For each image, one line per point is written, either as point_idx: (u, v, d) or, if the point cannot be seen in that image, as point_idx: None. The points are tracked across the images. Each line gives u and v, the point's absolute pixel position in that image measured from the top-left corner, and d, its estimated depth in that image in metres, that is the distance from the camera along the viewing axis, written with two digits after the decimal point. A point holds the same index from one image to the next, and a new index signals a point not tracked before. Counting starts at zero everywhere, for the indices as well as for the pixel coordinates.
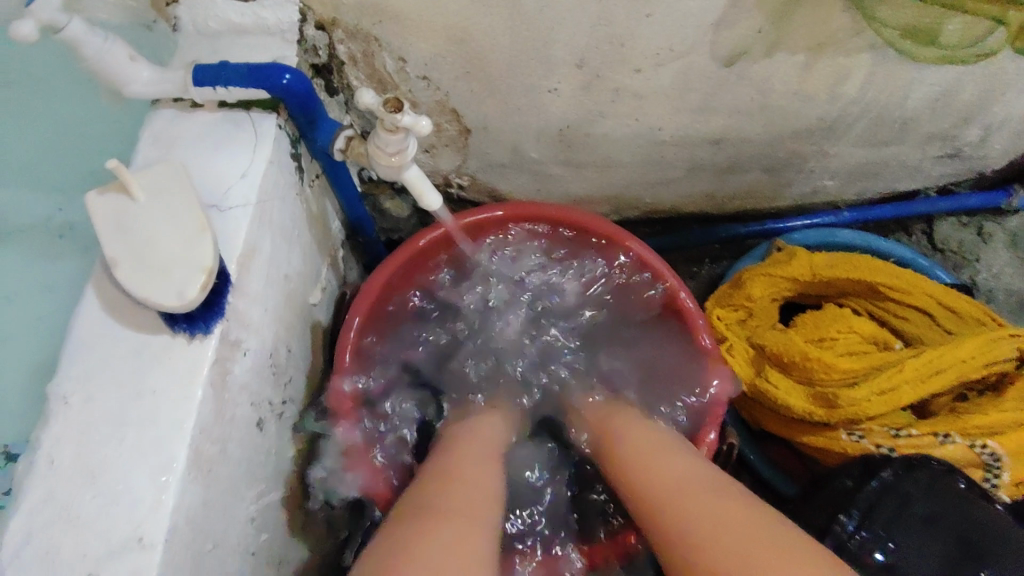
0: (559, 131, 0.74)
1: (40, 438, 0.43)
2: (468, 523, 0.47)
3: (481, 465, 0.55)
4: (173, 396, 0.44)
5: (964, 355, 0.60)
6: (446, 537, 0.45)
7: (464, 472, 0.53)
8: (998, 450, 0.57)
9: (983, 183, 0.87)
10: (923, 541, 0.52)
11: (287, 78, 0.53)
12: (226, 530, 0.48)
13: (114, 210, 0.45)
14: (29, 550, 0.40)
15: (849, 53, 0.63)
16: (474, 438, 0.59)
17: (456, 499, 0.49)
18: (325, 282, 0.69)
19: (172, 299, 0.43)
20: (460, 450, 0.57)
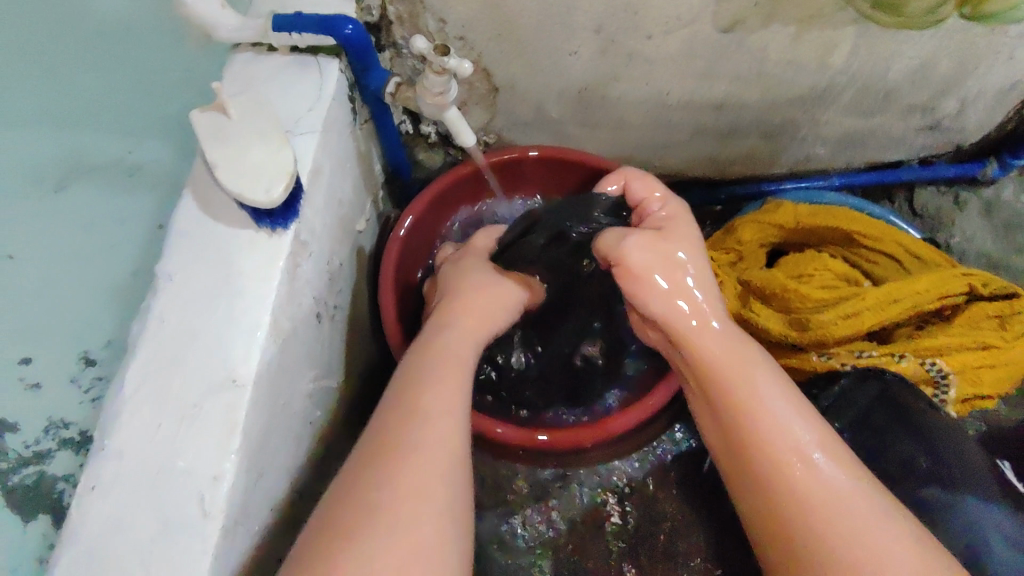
0: (577, 91, 0.84)
1: (152, 305, 0.53)
2: (429, 452, 0.50)
3: (440, 375, 0.55)
4: (259, 277, 0.54)
5: (920, 288, 0.69)
6: (401, 469, 0.48)
7: (416, 389, 0.54)
8: (945, 368, 0.66)
9: (962, 155, 0.96)
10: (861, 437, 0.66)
11: (349, 29, 0.63)
12: (292, 396, 0.58)
13: (213, 125, 0.56)
14: (147, 387, 0.50)
15: (835, 26, 0.72)
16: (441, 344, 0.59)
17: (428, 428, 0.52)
18: (368, 214, 0.80)
19: (261, 197, 0.53)
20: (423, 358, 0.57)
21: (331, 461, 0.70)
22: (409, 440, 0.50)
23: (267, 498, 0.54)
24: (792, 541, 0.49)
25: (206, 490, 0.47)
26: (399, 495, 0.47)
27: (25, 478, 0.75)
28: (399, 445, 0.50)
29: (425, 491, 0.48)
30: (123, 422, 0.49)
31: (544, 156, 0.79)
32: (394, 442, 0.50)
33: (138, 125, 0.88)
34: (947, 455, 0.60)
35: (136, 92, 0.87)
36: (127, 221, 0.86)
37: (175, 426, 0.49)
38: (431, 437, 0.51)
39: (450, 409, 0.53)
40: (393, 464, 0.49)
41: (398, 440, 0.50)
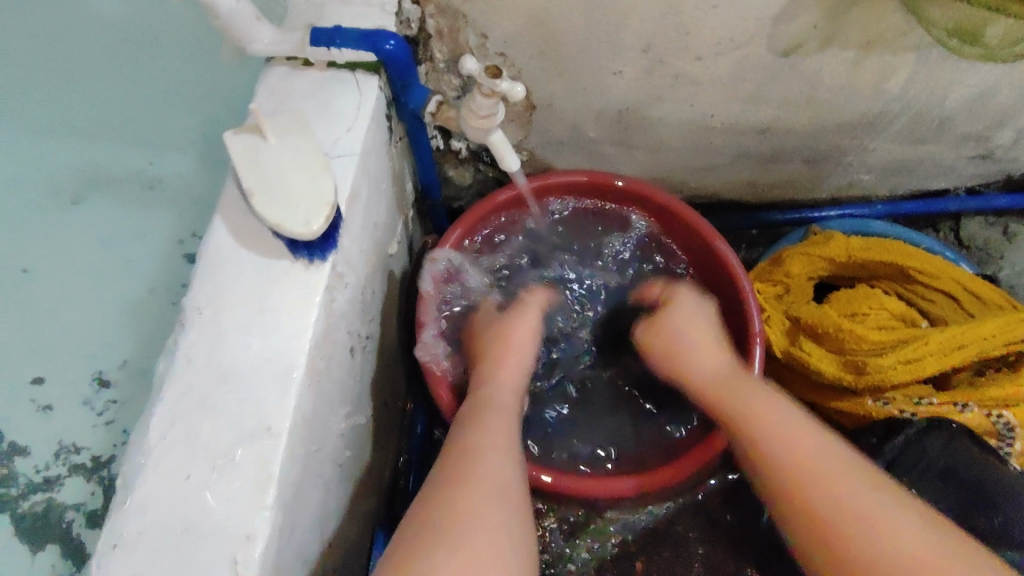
0: (617, 112, 0.78)
1: (180, 340, 0.49)
2: (487, 478, 0.50)
3: (497, 417, 0.57)
4: (293, 313, 0.50)
5: (986, 333, 0.66)
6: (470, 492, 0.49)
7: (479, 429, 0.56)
8: (1011, 421, 0.63)
9: (1011, 185, 0.92)
10: (939, 487, 0.60)
11: (391, 44, 0.60)
12: (324, 438, 0.55)
13: (248, 148, 0.52)
14: (174, 432, 0.46)
15: (897, 51, 0.67)
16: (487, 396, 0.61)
17: (492, 453, 0.53)
18: (399, 236, 0.76)
19: (300, 227, 0.50)
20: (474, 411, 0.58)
21: (357, 500, 0.67)
22: (471, 472, 0.50)
23: (298, 553, 0.50)
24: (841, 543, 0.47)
25: (238, 551, 0.43)
26: (465, 510, 0.47)
27: (35, 506, 0.73)
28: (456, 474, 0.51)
29: (486, 522, 0.47)
30: (148, 470, 0.45)
31: (627, 189, 0.76)
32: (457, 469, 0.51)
33: (152, 138, 0.85)
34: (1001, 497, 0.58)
35: (151, 106, 0.85)
36: (146, 236, 0.83)
37: (204, 475, 0.45)
38: (491, 465, 0.51)
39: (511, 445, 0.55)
40: (452, 501, 0.48)
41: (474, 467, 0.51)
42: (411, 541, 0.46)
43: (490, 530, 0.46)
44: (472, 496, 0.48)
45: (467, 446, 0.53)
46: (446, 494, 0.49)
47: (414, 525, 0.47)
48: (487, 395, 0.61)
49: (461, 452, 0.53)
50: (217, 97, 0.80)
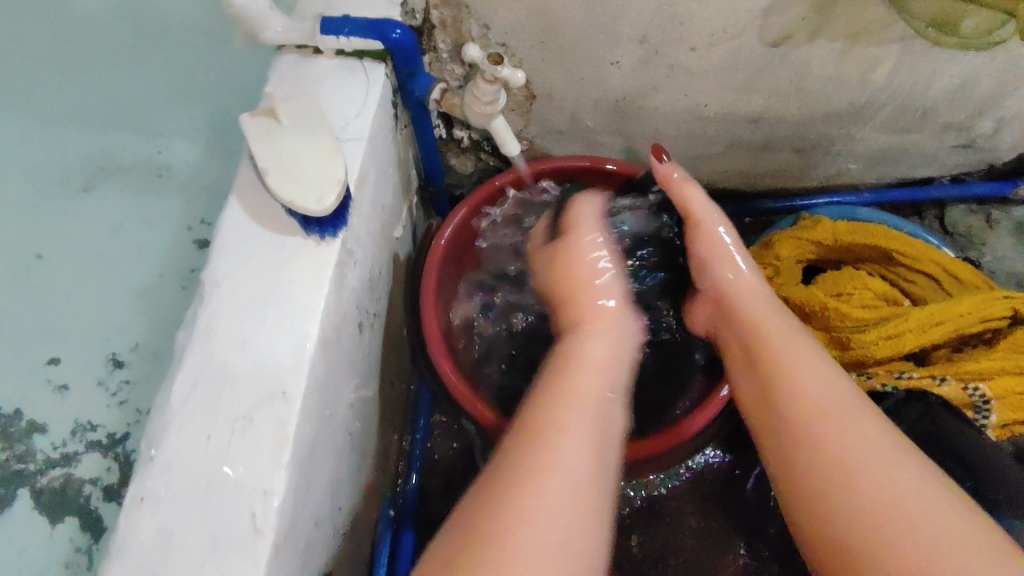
0: (614, 101, 0.81)
1: (199, 311, 0.52)
2: (560, 475, 0.48)
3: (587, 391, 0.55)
4: (306, 285, 0.53)
5: (963, 310, 0.70)
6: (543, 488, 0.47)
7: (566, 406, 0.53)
8: (987, 393, 0.66)
9: (993, 173, 0.95)
10: None
11: (397, 33, 0.63)
12: (336, 406, 0.58)
13: (263, 130, 0.55)
14: (196, 396, 0.49)
15: (881, 42, 0.71)
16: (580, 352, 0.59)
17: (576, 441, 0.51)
18: (404, 220, 0.79)
19: (314, 205, 0.52)
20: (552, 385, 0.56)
21: (364, 472, 0.70)
22: (546, 464, 0.48)
23: (312, 514, 0.53)
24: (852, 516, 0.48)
25: (258, 505, 0.46)
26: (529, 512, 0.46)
27: (52, 481, 0.75)
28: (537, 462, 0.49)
29: (533, 547, 0.44)
30: (171, 432, 0.48)
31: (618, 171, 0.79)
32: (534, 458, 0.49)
33: (164, 128, 0.89)
34: (978, 464, 0.61)
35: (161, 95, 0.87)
36: (157, 222, 0.86)
37: (225, 436, 0.48)
38: (571, 457, 0.50)
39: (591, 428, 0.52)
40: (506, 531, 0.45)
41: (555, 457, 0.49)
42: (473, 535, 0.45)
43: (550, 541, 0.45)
44: (547, 498, 0.47)
45: (544, 448, 0.50)
46: (479, 513, 0.46)
47: (477, 515, 0.46)
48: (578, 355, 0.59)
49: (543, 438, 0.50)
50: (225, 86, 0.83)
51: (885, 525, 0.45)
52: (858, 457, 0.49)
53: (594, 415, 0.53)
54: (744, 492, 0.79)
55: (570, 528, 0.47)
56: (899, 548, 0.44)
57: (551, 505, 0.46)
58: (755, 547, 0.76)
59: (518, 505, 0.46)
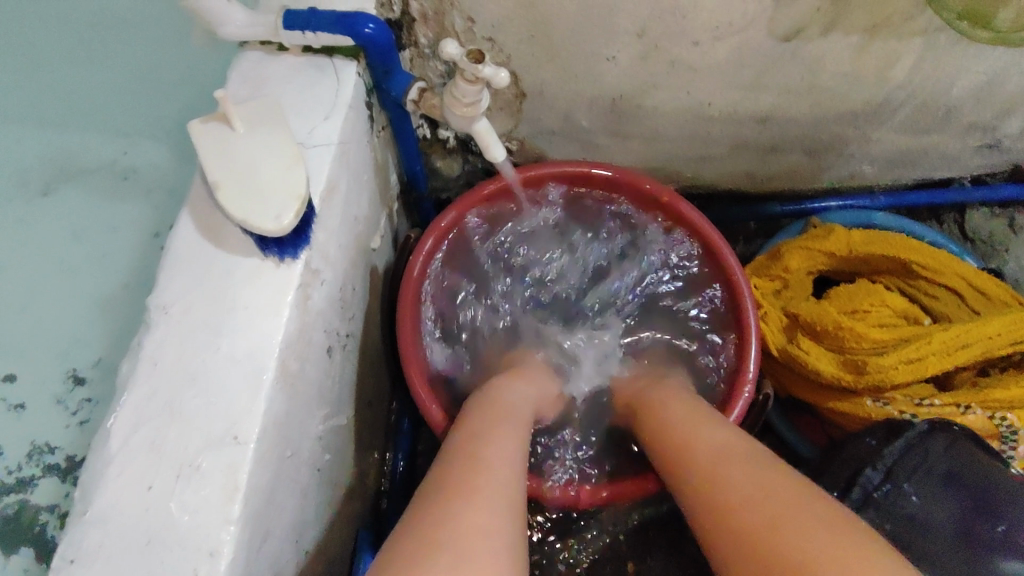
0: (611, 100, 0.75)
1: (143, 342, 0.47)
2: (485, 496, 0.46)
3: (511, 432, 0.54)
4: (263, 313, 0.47)
5: (991, 332, 0.64)
6: (464, 505, 0.45)
7: (479, 441, 0.52)
8: (1015, 424, 0.62)
9: (1017, 175, 0.89)
10: (942, 493, 0.57)
11: (370, 27, 0.56)
12: (300, 442, 0.52)
13: (215, 138, 0.49)
14: (136, 439, 0.44)
15: (903, 36, 0.64)
16: (504, 402, 0.59)
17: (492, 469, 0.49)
18: (383, 229, 0.73)
19: (270, 224, 0.47)
20: (488, 425, 0.54)
21: (337, 504, 0.64)
22: (463, 485, 0.47)
23: (271, 563, 0.48)
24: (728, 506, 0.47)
25: (202, 566, 0.41)
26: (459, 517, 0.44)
27: (6, 508, 0.70)
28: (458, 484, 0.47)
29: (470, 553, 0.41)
30: (106, 483, 0.43)
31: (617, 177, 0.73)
32: (460, 477, 0.48)
33: (126, 124, 0.82)
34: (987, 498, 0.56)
35: (124, 90, 0.81)
36: (120, 227, 0.80)
37: (167, 487, 0.42)
38: (489, 482, 0.47)
39: (509, 462, 0.51)
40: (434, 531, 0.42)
41: (465, 478, 0.47)
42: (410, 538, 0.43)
43: (480, 542, 0.43)
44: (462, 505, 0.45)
45: (467, 469, 0.48)
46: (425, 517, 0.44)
47: (412, 532, 0.43)
48: (495, 402, 0.59)
49: (462, 463, 0.49)
50: (192, 83, 0.77)
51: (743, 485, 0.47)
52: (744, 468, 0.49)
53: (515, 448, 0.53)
54: None
55: (505, 526, 0.45)
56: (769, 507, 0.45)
57: (487, 501, 0.46)
58: None
59: (450, 496, 0.46)
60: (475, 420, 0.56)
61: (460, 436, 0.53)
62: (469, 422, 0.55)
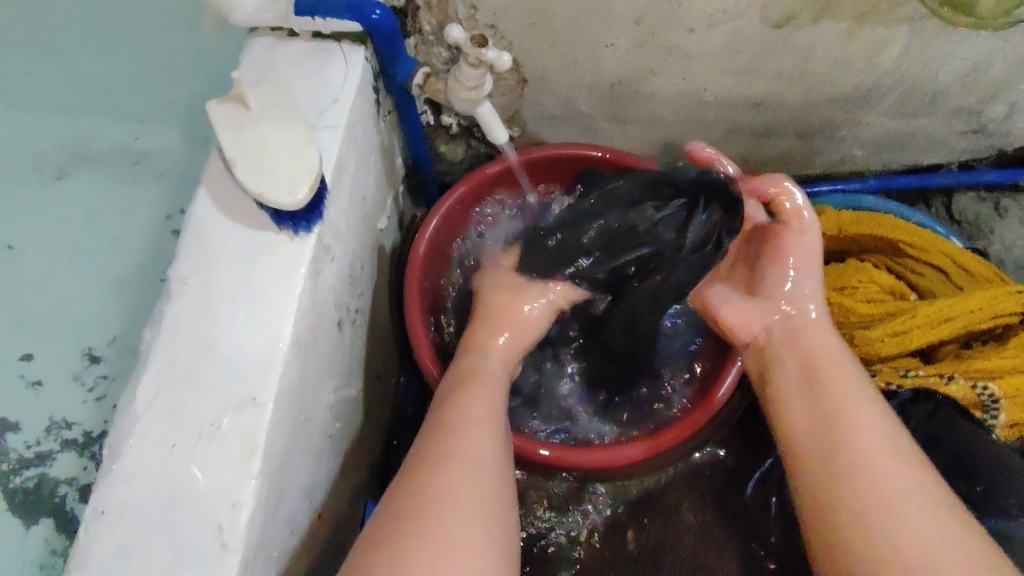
0: (609, 86, 0.77)
1: (165, 312, 0.49)
2: (455, 464, 0.49)
3: (480, 398, 0.56)
4: (278, 284, 0.50)
5: (973, 307, 0.67)
6: (432, 479, 0.48)
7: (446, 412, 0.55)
8: (996, 393, 0.64)
9: (1003, 160, 0.91)
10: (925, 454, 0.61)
11: (377, 14, 0.58)
12: (313, 408, 0.55)
13: (230, 118, 0.51)
14: (160, 402, 0.46)
15: (891, 23, 0.67)
16: (476, 369, 0.60)
17: (460, 440, 0.51)
18: (389, 210, 0.76)
19: (285, 198, 0.49)
20: (455, 393, 0.57)
21: (347, 473, 0.67)
22: (434, 458, 0.50)
23: (287, 522, 0.51)
24: (856, 481, 0.50)
25: (225, 518, 0.43)
26: (426, 493, 0.47)
27: (26, 481, 0.73)
28: (428, 459, 0.50)
29: (442, 527, 0.45)
30: (133, 443, 0.45)
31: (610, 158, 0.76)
32: (431, 449, 0.51)
33: (135, 110, 0.84)
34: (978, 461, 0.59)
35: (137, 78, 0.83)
36: (133, 211, 0.83)
37: (190, 446, 0.45)
38: (463, 452, 0.50)
39: (481, 429, 0.53)
40: (407, 509, 0.46)
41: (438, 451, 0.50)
42: (388, 517, 0.47)
43: (456, 513, 0.46)
44: (436, 476, 0.48)
45: (441, 438, 0.52)
46: (402, 495, 0.48)
47: (389, 509, 0.47)
48: (467, 369, 0.60)
49: (434, 434, 0.52)
50: (204, 70, 0.79)
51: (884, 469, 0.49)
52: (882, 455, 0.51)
53: (489, 413, 0.55)
54: (743, 494, 0.76)
55: (475, 491, 0.48)
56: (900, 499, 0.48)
57: (455, 468, 0.49)
58: (769, 543, 0.73)
59: (424, 469, 0.49)
60: (451, 389, 0.58)
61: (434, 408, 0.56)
62: (443, 393, 0.58)
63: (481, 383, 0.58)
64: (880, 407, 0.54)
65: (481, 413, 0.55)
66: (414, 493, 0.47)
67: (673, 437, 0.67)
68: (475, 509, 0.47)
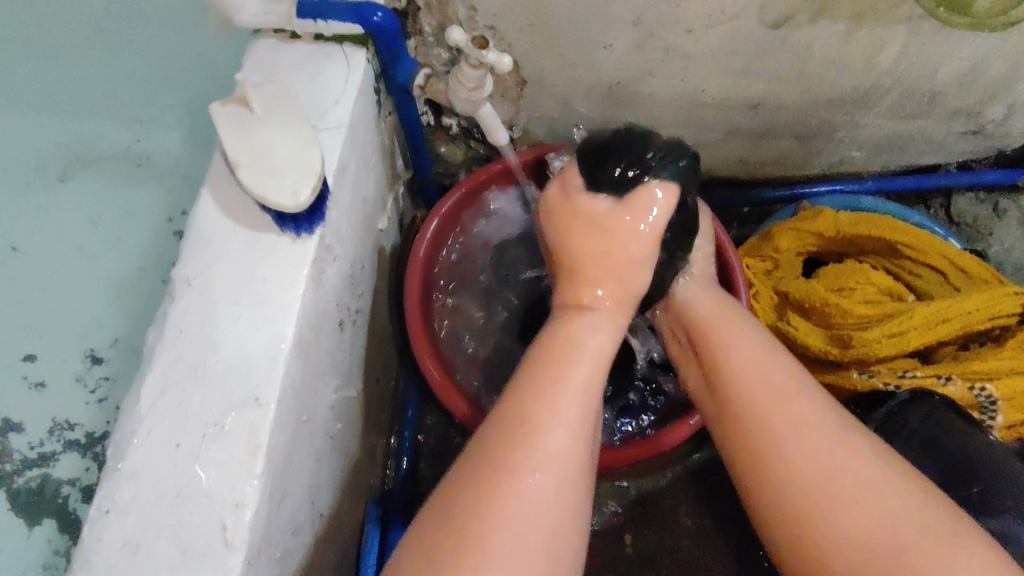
0: (608, 87, 0.78)
1: (168, 313, 0.49)
2: (544, 483, 0.42)
3: (581, 379, 0.47)
4: (281, 285, 0.50)
5: (970, 307, 0.68)
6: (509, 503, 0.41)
7: (536, 393, 0.45)
8: (994, 394, 0.65)
9: (1001, 160, 0.92)
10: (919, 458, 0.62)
11: (378, 16, 0.59)
12: (315, 409, 0.55)
13: (233, 119, 0.52)
14: (164, 403, 0.47)
15: (889, 24, 0.67)
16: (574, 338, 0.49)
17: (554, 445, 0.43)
18: (389, 211, 0.76)
19: (287, 200, 0.49)
20: (551, 366, 0.47)
21: (347, 473, 0.67)
22: (515, 465, 0.42)
23: (289, 522, 0.51)
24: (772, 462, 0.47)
25: (229, 518, 0.44)
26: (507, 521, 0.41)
27: (30, 481, 0.74)
28: (507, 464, 0.42)
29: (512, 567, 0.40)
30: (136, 443, 0.45)
31: None
32: (516, 450, 0.43)
33: (137, 113, 0.85)
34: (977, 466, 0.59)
35: (139, 81, 0.84)
36: (134, 214, 0.83)
37: (194, 445, 0.45)
38: (553, 464, 0.43)
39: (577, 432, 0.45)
40: (473, 531, 0.40)
41: (520, 453, 0.43)
42: (448, 527, 0.41)
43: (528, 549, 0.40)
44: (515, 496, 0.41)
45: (531, 436, 0.43)
46: (469, 508, 0.41)
47: (451, 515, 0.41)
48: (563, 337, 0.49)
49: (522, 427, 0.44)
50: (205, 73, 0.80)
51: (786, 438, 0.47)
52: (781, 420, 0.48)
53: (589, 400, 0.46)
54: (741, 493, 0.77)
55: (562, 523, 0.42)
56: (815, 475, 0.45)
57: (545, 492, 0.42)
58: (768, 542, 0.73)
59: (504, 483, 0.42)
60: (542, 354, 0.48)
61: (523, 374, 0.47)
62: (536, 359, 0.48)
63: (580, 360, 0.48)
64: (773, 360, 0.51)
65: (583, 402, 0.46)
66: (488, 517, 0.40)
67: (632, 456, 0.67)
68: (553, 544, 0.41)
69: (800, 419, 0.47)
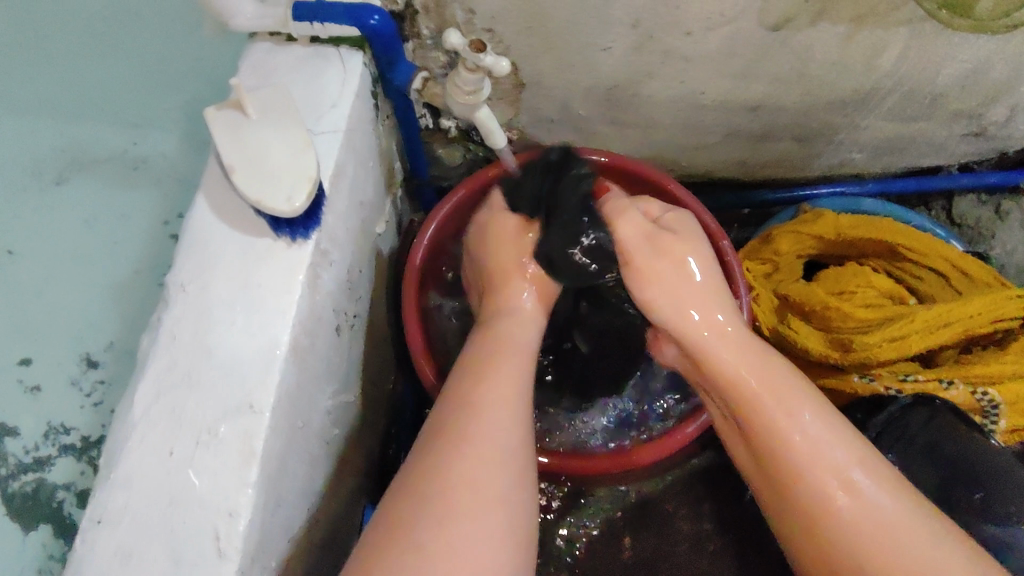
0: (606, 89, 0.77)
1: (162, 318, 0.49)
2: (485, 449, 0.48)
3: (514, 365, 0.54)
4: (276, 290, 0.50)
5: (971, 311, 0.67)
6: (464, 465, 0.47)
7: (474, 380, 0.52)
8: (996, 399, 0.65)
9: (1003, 163, 0.91)
10: (921, 464, 0.61)
11: (375, 19, 0.59)
12: (310, 414, 0.55)
13: (228, 123, 0.51)
14: (158, 409, 0.46)
15: (889, 26, 0.66)
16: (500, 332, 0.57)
17: (495, 419, 0.50)
18: (387, 214, 0.76)
19: (282, 205, 0.49)
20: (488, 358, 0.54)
21: (344, 478, 0.67)
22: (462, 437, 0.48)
23: (284, 528, 0.51)
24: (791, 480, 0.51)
25: (221, 526, 0.43)
26: (468, 482, 0.46)
27: (25, 486, 0.73)
28: (455, 438, 0.48)
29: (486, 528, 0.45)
30: (129, 450, 0.45)
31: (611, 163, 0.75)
32: (463, 426, 0.49)
33: (134, 116, 0.84)
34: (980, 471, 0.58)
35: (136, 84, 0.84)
36: (130, 217, 0.83)
37: (188, 452, 0.45)
38: (491, 433, 0.49)
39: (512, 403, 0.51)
40: (440, 499, 0.45)
41: (465, 428, 0.49)
42: (418, 499, 0.46)
43: (489, 503, 0.46)
44: (467, 462, 0.47)
45: (471, 411, 0.50)
46: (435, 480, 0.46)
47: (420, 493, 0.46)
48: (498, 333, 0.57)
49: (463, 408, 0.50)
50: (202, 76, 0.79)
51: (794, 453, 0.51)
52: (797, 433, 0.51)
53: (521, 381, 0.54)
54: (742, 498, 0.76)
55: (510, 480, 0.48)
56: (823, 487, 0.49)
57: (487, 454, 0.48)
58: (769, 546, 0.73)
59: (458, 452, 0.47)
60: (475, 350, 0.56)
61: (463, 369, 0.54)
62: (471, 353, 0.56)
63: (510, 347, 0.56)
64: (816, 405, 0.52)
65: (516, 383, 0.53)
66: (452, 485, 0.46)
67: (613, 465, 0.66)
68: (510, 501, 0.47)
69: (812, 438, 0.51)
